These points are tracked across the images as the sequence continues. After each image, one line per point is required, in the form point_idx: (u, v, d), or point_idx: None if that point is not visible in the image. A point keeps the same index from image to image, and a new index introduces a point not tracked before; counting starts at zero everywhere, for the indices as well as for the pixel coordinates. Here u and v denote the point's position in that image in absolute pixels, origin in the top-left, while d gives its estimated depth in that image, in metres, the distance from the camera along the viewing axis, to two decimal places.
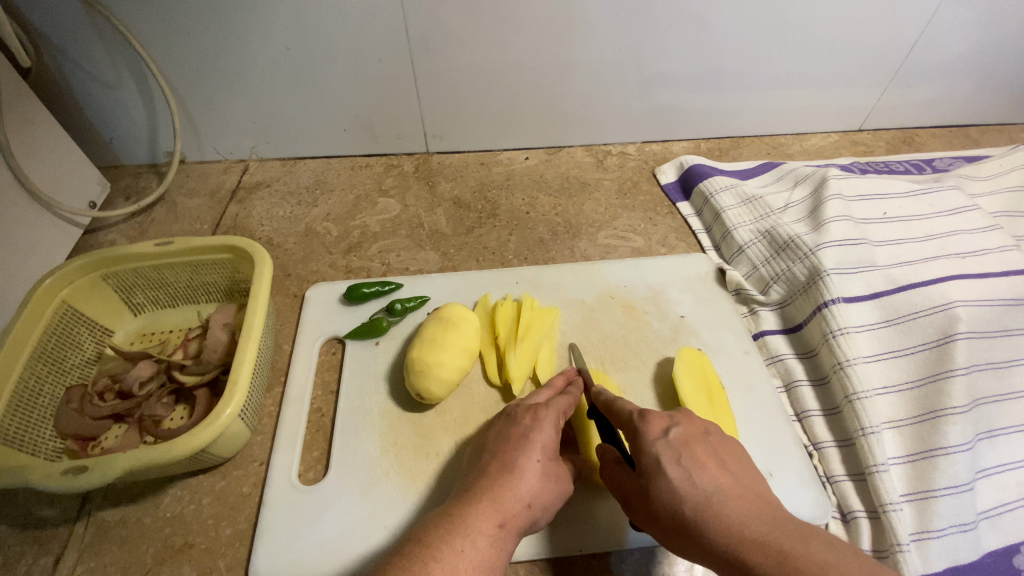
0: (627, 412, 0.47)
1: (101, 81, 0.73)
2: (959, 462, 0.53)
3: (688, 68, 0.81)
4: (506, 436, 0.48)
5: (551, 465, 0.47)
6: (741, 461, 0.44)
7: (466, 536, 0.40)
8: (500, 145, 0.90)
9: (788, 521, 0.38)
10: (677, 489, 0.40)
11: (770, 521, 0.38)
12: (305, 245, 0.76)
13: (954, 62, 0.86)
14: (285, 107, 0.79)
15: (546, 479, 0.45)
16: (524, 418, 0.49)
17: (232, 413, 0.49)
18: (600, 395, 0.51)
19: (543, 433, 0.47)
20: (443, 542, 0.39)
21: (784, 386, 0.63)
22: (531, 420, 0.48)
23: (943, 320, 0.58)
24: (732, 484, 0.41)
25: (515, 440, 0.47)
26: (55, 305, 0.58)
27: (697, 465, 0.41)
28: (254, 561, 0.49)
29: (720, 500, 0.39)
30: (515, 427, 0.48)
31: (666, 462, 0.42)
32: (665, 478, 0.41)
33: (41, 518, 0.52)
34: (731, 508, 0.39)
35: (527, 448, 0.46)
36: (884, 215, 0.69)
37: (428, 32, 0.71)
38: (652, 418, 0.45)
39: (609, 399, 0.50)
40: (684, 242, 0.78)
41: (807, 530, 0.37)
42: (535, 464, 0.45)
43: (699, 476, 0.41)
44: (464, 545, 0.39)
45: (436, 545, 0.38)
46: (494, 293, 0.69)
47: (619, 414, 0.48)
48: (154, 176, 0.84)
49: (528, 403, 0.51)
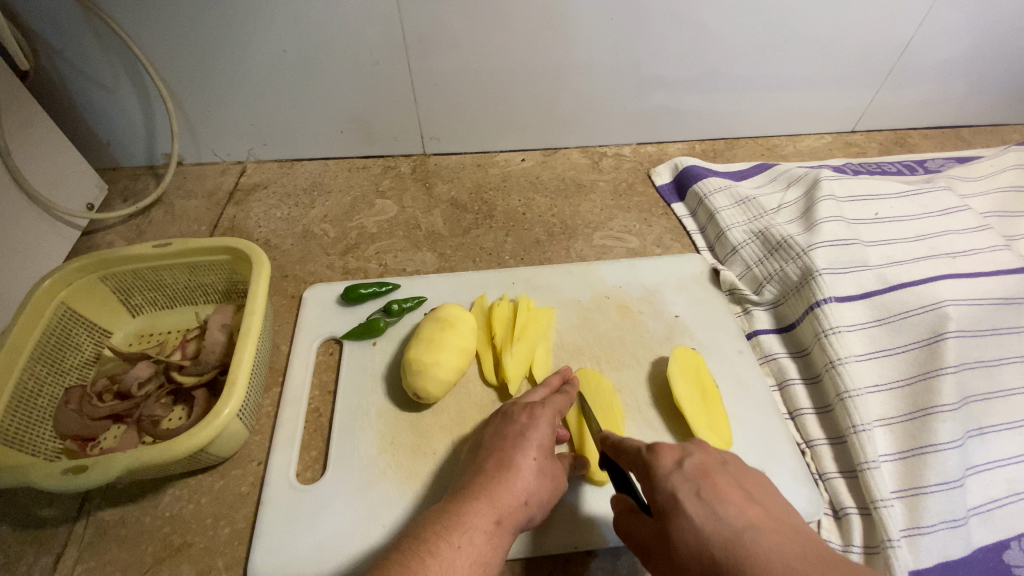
0: (636, 448, 0.44)
1: (99, 83, 0.73)
2: (949, 459, 0.53)
3: (682, 70, 0.82)
4: (503, 433, 0.48)
5: (547, 462, 0.47)
6: (771, 491, 0.40)
7: (463, 532, 0.40)
8: (497, 147, 0.90)
9: (831, 558, 0.34)
10: (702, 528, 0.36)
11: (812, 561, 0.33)
12: (303, 246, 0.77)
13: (946, 64, 0.87)
14: (283, 109, 0.80)
15: (542, 476, 0.46)
16: (520, 416, 0.49)
17: (231, 412, 0.50)
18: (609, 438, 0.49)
19: (540, 431, 0.48)
20: (441, 539, 0.39)
21: (777, 384, 0.63)
22: (528, 418, 0.49)
23: (934, 319, 0.58)
24: (764, 519, 0.37)
25: (512, 437, 0.48)
26: (53, 306, 0.58)
27: (720, 498, 0.38)
28: (253, 559, 0.50)
29: (753, 536, 0.35)
30: (512, 424, 0.49)
31: (684, 497, 0.38)
32: (686, 517, 0.37)
33: (40, 518, 0.52)
34: (766, 545, 0.35)
35: (524, 446, 0.47)
36: (876, 215, 0.70)
37: (425, 34, 0.72)
38: (662, 450, 0.42)
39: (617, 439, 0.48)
40: (679, 242, 0.79)
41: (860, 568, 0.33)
42: (531, 461, 0.46)
43: (723, 509, 0.37)
44: (462, 541, 0.40)
45: (433, 541, 0.39)
46: (490, 294, 0.69)
47: (628, 453, 0.45)
48: (152, 178, 0.84)
49: (524, 401, 0.52)
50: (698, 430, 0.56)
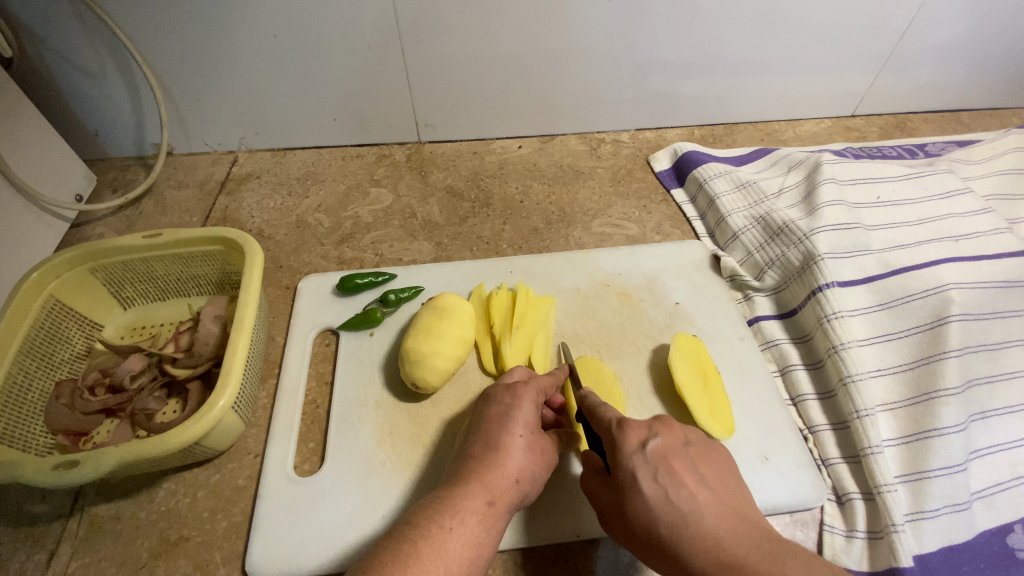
0: (607, 420, 0.45)
1: (84, 71, 0.71)
2: (953, 444, 0.53)
3: (681, 54, 0.81)
4: (487, 415, 0.48)
5: (535, 438, 0.47)
6: (722, 470, 0.43)
7: (455, 514, 0.41)
8: (493, 134, 0.89)
9: (761, 539, 0.38)
10: (654, 509, 0.40)
11: (749, 544, 0.37)
12: (297, 237, 0.75)
13: (948, 47, 0.86)
14: (275, 98, 0.78)
15: (530, 453, 0.46)
16: (503, 397, 0.49)
17: (225, 404, 0.49)
18: (586, 395, 0.49)
19: (523, 409, 0.48)
20: (432, 522, 0.40)
21: (779, 370, 0.63)
22: (511, 399, 0.49)
23: (937, 303, 0.58)
24: (709, 501, 0.40)
25: (496, 418, 0.48)
26: (42, 299, 0.57)
27: (676, 483, 0.40)
28: (251, 551, 0.49)
29: (697, 520, 0.39)
30: (496, 405, 0.49)
31: (643, 479, 0.41)
32: (641, 496, 0.40)
33: (34, 515, 0.51)
34: (709, 527, 0.38)
35: (509, 425, 0.47)
36: (877, 199, 0.69)
37: (418, 18, 0.70)
38: (630, 428, 0.43)
39: (593, 402, 0.48)
40: (679, 229, 0.78)
41: (782, 549, 0.37)
42: (518, 439, 0.46)
43: (675, 493, 0.40)
44: (454, 523, 0.40)
45: (425, 525, 0.39)
46: (489, 282, 0.68)
47: (598, 420, 0.46)
48: (142, 169, 0.83)
49: (506, 381, 0.52)
50: (699, 418, 0.55)
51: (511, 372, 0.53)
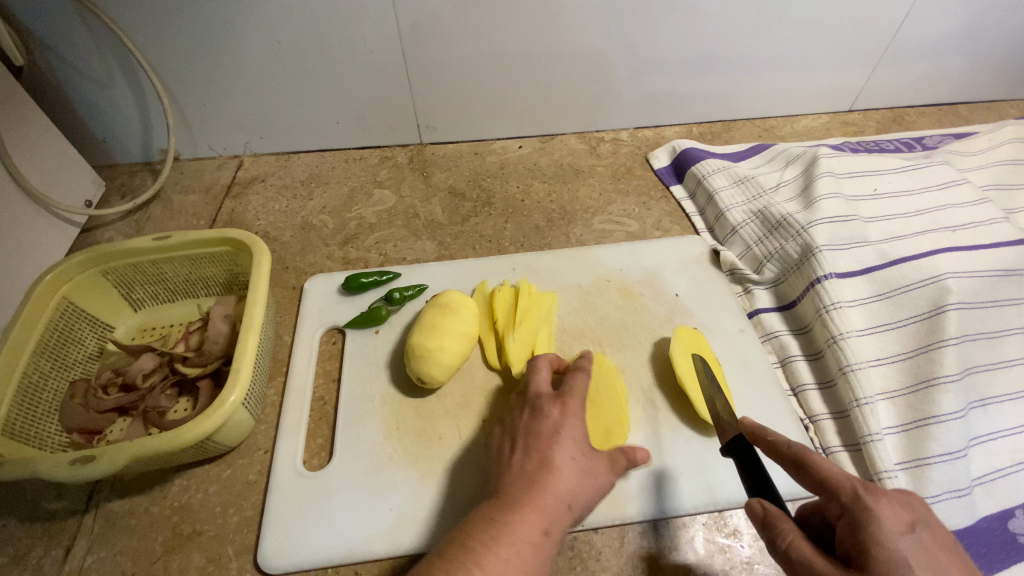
0: (843, 481, 0.37)
1: (93, 79, 0.73)
2: (952, 430, 0.54)
3: (678, 53, 0.82)
4: (537, 432, 0.48)
5: (587, 459, 0.47)
6: None
7: (511, 544, 0.40)
8: (494, 135, 0.90)
9: None
10: None
11: None
12: (302, 238, 0.77)
13: (943, 40, 0.87)
14: (280, 103, 0.80)
15: (583, 475, 0.46)
16: (552, 413, 0.49)
17: (236, 400, 0.50)
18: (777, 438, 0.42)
19: (572, 428, 0.48)
20: (488, 550, 0.39)
21: (780, 361, 0.64)
22: (560, 416, 0.49)
23: (933, 293, 0.59)
24: None
25: (547, 436, 0.47)
26: (55, 302, 0.59)
27: None
28: (263, 545, 0.50)
29: None
30: (546, 422, 0.48)
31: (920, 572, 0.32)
32: None
33: (51, 511, 0.53)
34: None
35: (560, 445, 0.46)
36: (875, 191, 0.70)
37: (419, 22, 0.71)
38: (891, 502, 0.35)
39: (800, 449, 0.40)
40: (679, 225, 0.78)
41: None
42: (571, 461, 0.46)
43: None
44: (509, 553, 0.40)
45: (481, 553, 0.39)
46: (492, 279, 0.69)
47: (826, 480, 0.38)
48: (149, 174, 0.84)
49: (551, 394, 0.51)
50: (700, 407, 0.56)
51: (538, 378, 0.53)
